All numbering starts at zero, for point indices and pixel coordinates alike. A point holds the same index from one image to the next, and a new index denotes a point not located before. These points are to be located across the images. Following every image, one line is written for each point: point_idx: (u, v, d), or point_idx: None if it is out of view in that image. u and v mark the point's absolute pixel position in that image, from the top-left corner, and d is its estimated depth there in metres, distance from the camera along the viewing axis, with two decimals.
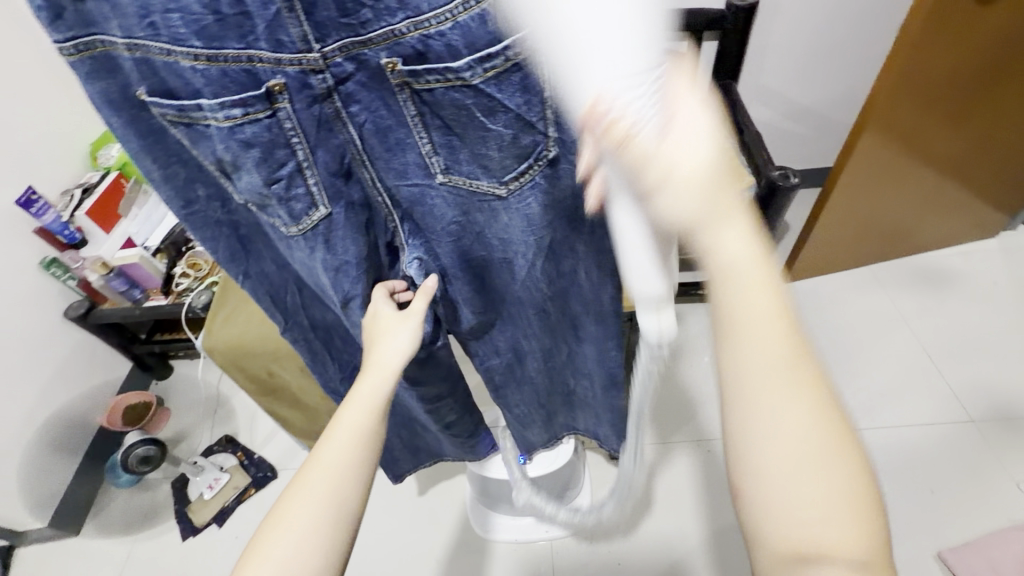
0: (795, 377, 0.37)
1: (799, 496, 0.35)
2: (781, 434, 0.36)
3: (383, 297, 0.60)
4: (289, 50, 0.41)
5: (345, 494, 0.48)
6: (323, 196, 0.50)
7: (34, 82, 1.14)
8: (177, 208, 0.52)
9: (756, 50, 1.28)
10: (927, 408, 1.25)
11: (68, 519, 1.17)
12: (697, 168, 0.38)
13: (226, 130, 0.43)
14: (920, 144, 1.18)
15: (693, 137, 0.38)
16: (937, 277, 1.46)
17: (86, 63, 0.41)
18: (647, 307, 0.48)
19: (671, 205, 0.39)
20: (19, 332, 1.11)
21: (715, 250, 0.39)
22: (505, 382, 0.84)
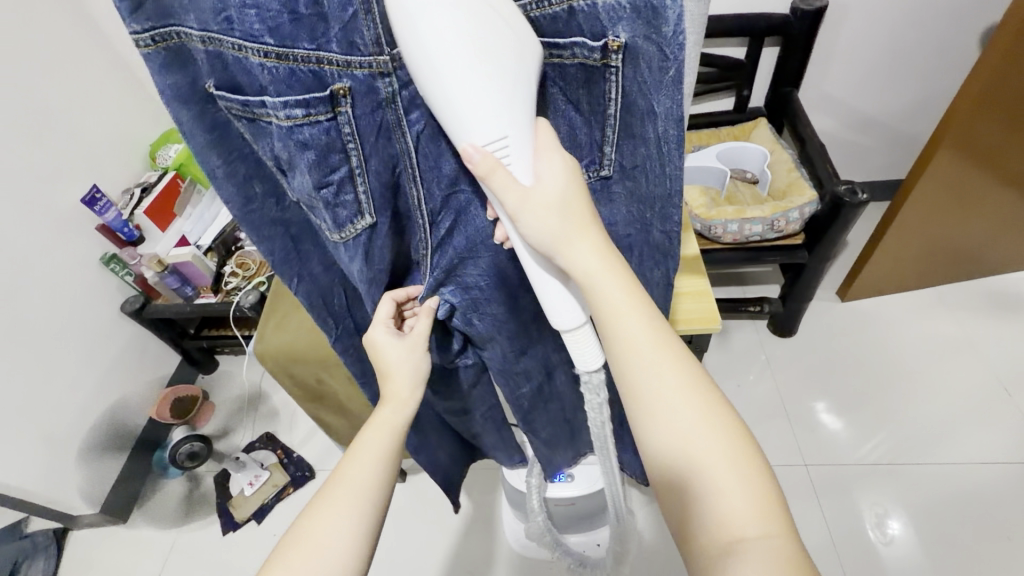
0: (675, 359, 0.44)
1: (698, 460, 0.41)
2: (681, 419, 0.42)
3: (386, 317, 0.57)
4: (360, 54, 0.39)
5: (362, 509, 0.48)
6: (369, 205, 0.47)
7: (101, 84, 1.19)
8: (236, 206, 0.49)
9: (819, 57, 1.21)
10: (996, 442, 1.16)
11: (117, 506, 1.20)
12: (552, 195, 0.42)
13: (285, 129, 0.40)
14: (1005, 163, 1.09)
15: (553, 166, 0.42)
16: (1013, 302, 1.35)
17: (160, 55, 0.39)
18: (566, 331, 0.49)
19: (531, 230, 0.43)
20: (79, 325, 1.16)
21: (580, 269, 0.43)
22: (532, 407, 0.78)
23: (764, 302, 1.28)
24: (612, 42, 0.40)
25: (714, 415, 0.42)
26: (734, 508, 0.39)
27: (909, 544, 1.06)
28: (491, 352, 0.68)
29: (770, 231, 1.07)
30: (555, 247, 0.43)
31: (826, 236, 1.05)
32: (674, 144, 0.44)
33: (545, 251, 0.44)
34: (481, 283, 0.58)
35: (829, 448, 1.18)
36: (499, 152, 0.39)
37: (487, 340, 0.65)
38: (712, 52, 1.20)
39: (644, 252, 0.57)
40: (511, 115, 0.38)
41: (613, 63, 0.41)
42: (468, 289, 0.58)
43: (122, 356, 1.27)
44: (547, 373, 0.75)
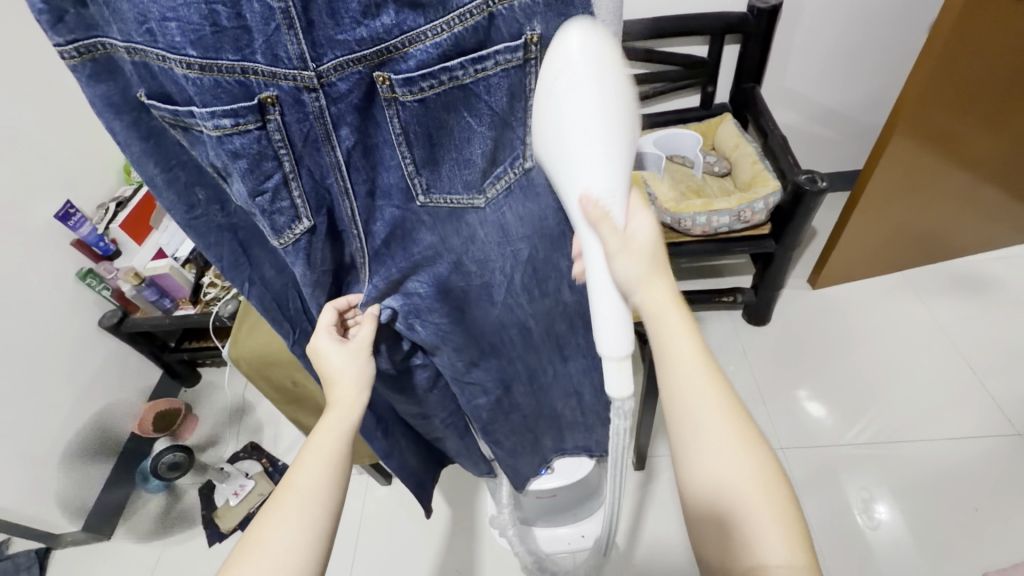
0: (712, 385, 0.44)
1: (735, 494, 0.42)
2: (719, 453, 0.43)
3: (328, 325, 0.57)
4: (285, 66, 0.40)
5: (310, 512, 0.48)
6: (307, 209, 0.47)
7: (73, 101, 1.19)
8: (180, 214, 0.49)
9: (778, 53, 1.26)
10: (964, 418, 1.20)
11: (100, 522, 1.20)
12: (641, 245, 0.45)
13: (216, 139, 0.41)
14: (950, 149, 1.14)
15: (646, 220, 0.46)
16: (976, 282, 1.40)
17: (87, 66, 0.40)
18: (611, 360, 0.47)
19: (621, 270, 0.44)
20: (57, 342, 1.16)
21: (654, 309, 0.45)
22: (492, 418, 0.79)
23: (737, 292, 1.32)
24: (530, 36, 0.43)
25: (753, 454, 0.43)
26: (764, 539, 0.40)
27: (893, 526, 1.08)
28: (441, 358, 0.68)
29: (736, 222, 1.10)
30: (638, 284, 0.45)
31: (790, 224, 1.09)
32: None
33: (626, 289, 0.45)
34: (422, 290, 0.59)
35: (809, 435, 1.21)
36: (609, 201, 0.43)
37: (434, 346, 0.66)
38: (675, 50, 1.24)
39: None
40: (621, 173, 0.42)
41: (532, 56, 0.44)
42: (410, 295, 0.60)
43: (102, 371, 1.26)
44: (505, 387, 0.76)
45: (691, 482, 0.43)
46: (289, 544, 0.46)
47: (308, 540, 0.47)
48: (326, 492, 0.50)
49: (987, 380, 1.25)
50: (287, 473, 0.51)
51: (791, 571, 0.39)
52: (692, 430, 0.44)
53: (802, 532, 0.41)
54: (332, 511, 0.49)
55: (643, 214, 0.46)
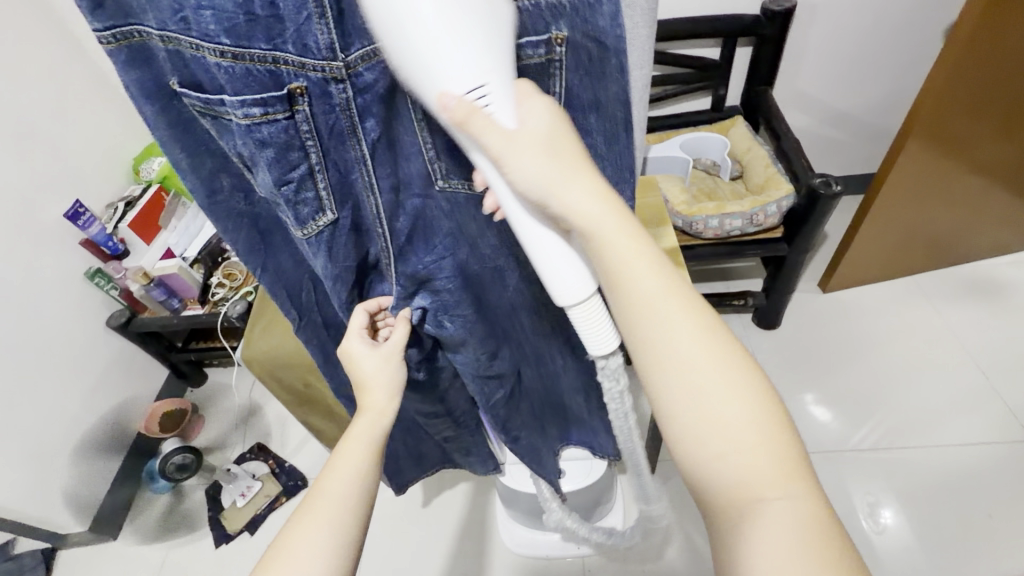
0: (674, 290, 0.41)
1: (717, 405, 0.40)
2: (697, 363, 0.40)
3: (359, 328, 0.58)
4: (314, 57, 0.39)
5: (344, 522, 0.47)
6: (331, 201, 0.47)
7: (83, 100, 1.19)
8: (201, 198, 0.49)
9: (792, 55, 1.25)
10: (975, 424, 1.19)
11: (106, 523, 1.19)
12: (537, 136, 0.39)
13: (244, 128, 0.40)
14: (964, 154, 1.14)
15: (535, 105, 0.39)
16: (987, 288, 1.39)
17: (123, 52, 0.39)
18: (573, 306, 0.47)
19: (521, 176, 0.40)
20: (64, 341, 1.15)
21: (577, 214, 0.40)
22: (508, 414, 0.78)
23: (748, 296, 1.31)
24: (555, 37, 0.41)
25: (743, 381, 0.40)
26: (750, 444, 0.39)
27: (901, 531, 1.07)
28: (464, 356, 0.66)
29: (749, 225, 1.10)
30: (548, 190, 0.40)
31: (803, 228, 1.08)
32: (621, 125, 0.48)
33: (537, 197, 0.41)
34: (449, 286, 0.58)
35: (818, 439, 1.20)
36: (476, 95, 0.36)
37: (457, 346, 0.64)
38: (687, 52, 1.23)
39: None
40: (486, 51, 0.35)
41: (555, 58, 0.42)
42: (436, 292, 0.58)
43: (109, 371, 1.26)
44: (517, 374, 0.75)
45: (671, 406, 0.41)
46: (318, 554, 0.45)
47: (337, 547, 0.46)
48: (355, 501, 0.49)
49: (998, 385, 1.24)
50: (317, 481, 0.50)
51: (774, 473, 0.38)
52: (667, 360, 0.41)
53: (801, 458, 0.40)
54: (361, 520, 0.49)
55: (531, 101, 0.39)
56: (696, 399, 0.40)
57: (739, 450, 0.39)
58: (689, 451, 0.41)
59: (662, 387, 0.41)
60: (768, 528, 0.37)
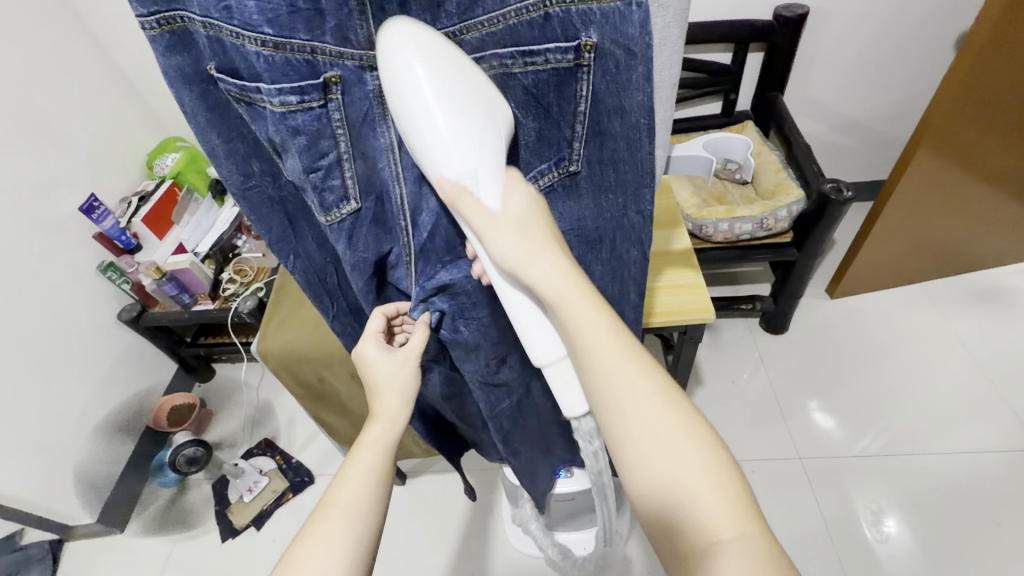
0: (627, 354, 0.43)
1: (668, 467, 0.40)
2: (649, 424, 0.41)
3: (376, 331, 0.60)
4: (353, 48, 0.42)
5: (354, 532, 0.48)
6: (357, 190, 0.48)
7: (99, 96, 1.20)
8: (235, 183, 0.50)
9: (802, 62, 1.25)
10: (982, 432, 1.18)
11: (114, 515, 1.20)
12: (513, 214, 0.44)
13: (278, 116, 0.42)
14: (977, 163, 1.14)
15: (516, 190, 0.45)
16: (996, 296, 1.39)
17: (165, 38, 0.41)
18: (545, 366, 0.49)
19: (499, 245, 0.44)
20: (76, 333, 1.16)
21: (547, 283, 0.43)
22: (512, 425, 0.78)
23: (756, 300, 1.30)
24: (585, 42, 0.42)
25: (693, 436, 0.41)
26: (708, 507, 0.39)
27: (905, 540, 1.07)
28: (472, 361, 0.66)
29: (759, 230, 1.10)
30: (518, 261, 0.43)
31: (812, 233, 1.09)
32: (645, 133, 0.46)
33: (511, 268, 0.44)
34: (468, 288, 0.58)
35: (823, 444, 1.20)
36: (467, 178, 0.43)
37: (471, 349, 0.64)
38: (699, 57, 1.23)
39: (618, 237, 0.55)
40: (479, 151, 0.42)
41: (583, 62, 0.43)
42: (455, 295, 0.58)
43: (119, 364, 1.27)
44: (526, 386, 0.75)
45: (631, 470, 0.41)
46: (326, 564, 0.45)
47: (350, 556, 0.47)
48: (367, 506, 0.50)
49: (1005, 393, 1.24)
50: (328, 488, 0.51)
51: (736, 532, 0.38)
52: (622, 417, 0.42)
53: (750, 501, 0.40)
54: (372, 529, 0.49)
55: (514, 187, 0.45)
56: (653, 463, 0.40)
57: (694, 497, 0.39)
58: (653, 510, 0.41)
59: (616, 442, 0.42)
60: (727, 572, 0.37)
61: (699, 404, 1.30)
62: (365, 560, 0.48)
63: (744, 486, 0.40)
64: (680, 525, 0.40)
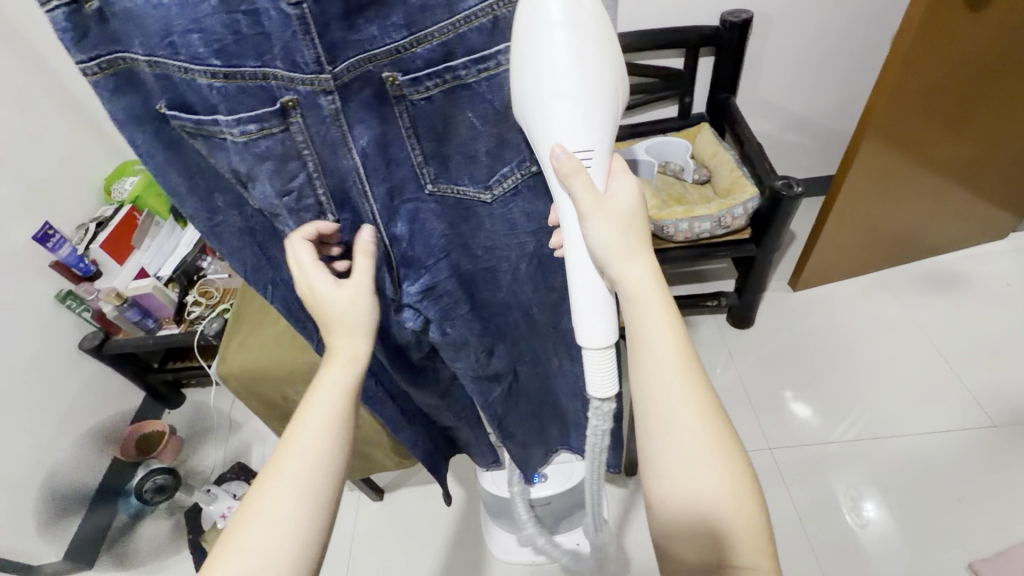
0: (670, 347, 0.45)
1: (692, 465, 0.43)
2: (677, 416, 0.43)
3: (311, 262, 0.49)
4: (303, 72, 0.41)
5: (319, 483, 0.47)
6: (331, 205, 0.48)
7: (54, 123, 1.19)
8: (202, 222, 0.50)
9: (751, 63, 1.30)
10: (943, 413, 1.23)
11: (81, 551, 1.16)
12: (621, 208, 0.46)
13: (241, 145, 0.43)
14: (924, 151, 1.19)
15: (625, 185, 0.47)
16: (949, 281, 1.45)
17: (110, 80, 0.41)
18: (591, 348, 0.50)
19: (595, 230, 0.45)
20: (36, 366, 1.13)
21: (631, 279, 0.45)
22: (506, 411, 0.79)
23: (721, 296, 1.34)
24: None
25: (725, 455, 0.43)
26: (718, 503, 0.42)
27: (883, 524, 1.10)
28: (462, 360, 0.68)
29: (717, 228, 1.14)
30: (614, 257, 0.45)
31: (769, 228, 1.12)
32: None
33: (603, 257, 0.46)
34: (448, 289, 0.59)
35: (798, 434, 1.23)
36: (584, 156, 0.44)
37: (459, 348, 0.65)
38: (651, 63, 1.27)
39: None
40: (601, 132, 0.43)
41: None
42: (438, 299, 0.59)
43: (83, 396, 1.23)
44: (514, 372, 0.75)
45: (656, 454, 0.44)
46: (274, 564, 0.43)
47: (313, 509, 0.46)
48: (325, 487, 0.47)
49: (963, 374, 1.28)
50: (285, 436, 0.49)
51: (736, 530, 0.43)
52: (658, 404, 0.44)
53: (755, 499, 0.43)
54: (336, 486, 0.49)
55: (622, 181, 0.47)
56: (677, 450, 0.43)
57: (710, 494, 0.43)
58: (673, 498, 0.43)
59: (649, 434, 0.44)
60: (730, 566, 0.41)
61: None
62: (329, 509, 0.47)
63: (760, 509, 0.44)
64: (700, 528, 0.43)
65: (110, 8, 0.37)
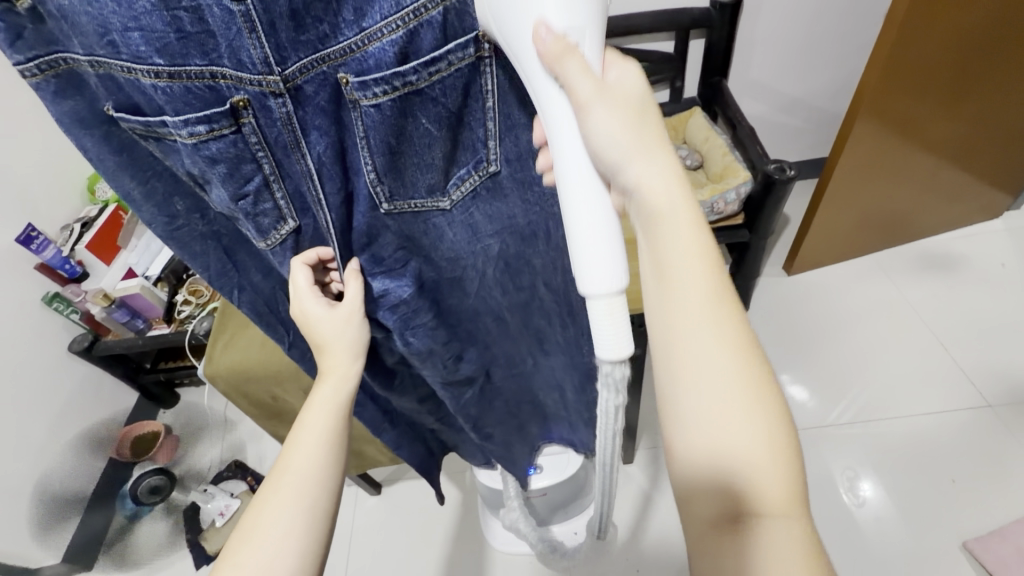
0: (712, 285, 0.42)
1: (726, 423, 0.39)
2: (714, 366, 0.40)
3: (307, 286, 0.53)
4: (250, 72, 0.39)
5: (310, 493, 0.49)
6: (291, 209, 0.47)
7: (35, 120, 1.15)
8: (160, 227, 0.49)
9: (743, 44, 1.28)
10: (937, 393, 1.23)
11: (80, 553, 1.16)
12: (624, 104, 0.41)
13: (191, 146, 0.41)
14: (916, 132, 1.18)
15: (624, 71, 0.42)
16: (943, 262, 1.45)
17: (51, 83, 0.39)
18: (601, 297, 0.39)
19: (600, 122, 0.39)
20: (26, 369, 1.12)
21: (650, 182, 0.41)
22: (480, 412, 0.79)
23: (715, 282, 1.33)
24: (483, 35, 0.43)
25: (763, 406, 0.40)
26: (756, 463, 0.39)
27: (878, 502, 1.11)
28: (432, 367, 0.67)
29: (710, 214, 1.12)
30: (627, 157, 0.40)
31: (763, 213, 1.11)
32: None
33: (612, 164, 0.41)
34: (406, 297, 0.58)
35: (793, 416, 1.23)
36: (577, 37, 0.36)
37: (425, 356, 0.65)
38: (642, 46, 1.25)
39: (552, 228, 0.58)
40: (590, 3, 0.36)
41: (484, 53, 0.44)
42: (397, 307, 0.58)
43: (75, 398, 1.23)
44: (488, 375, 0.75)
45: (686, 408, 0.40)
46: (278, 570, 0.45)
47: (310, 518, 0.48)
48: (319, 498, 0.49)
49: (956, 354, 1.29)
50: (281, 456, 0.51)
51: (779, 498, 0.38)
52: (690, 352, 0.41)
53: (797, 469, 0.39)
54: (332, 494, 0.50)
55: (619, 67, 0.42)
56: (710, 402, 0.40)
57: (746, 455, 0.39)
58: (700, 457, 0.40)
59: (681, 384, 0.41)
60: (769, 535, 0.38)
61: None
62: (326, 521, 0.49)
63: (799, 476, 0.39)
64: (719, 476, 0.39)
65: (43, 7, 0.36)
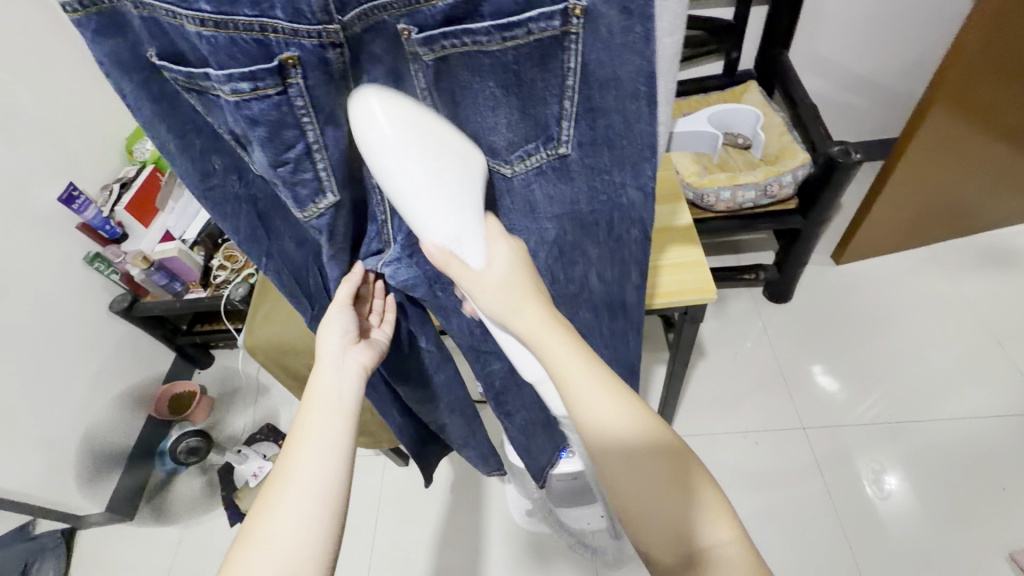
0: (585, 362, 0.45)
1: (638, 489, 0.43)
2: (613, 434, 0.44)
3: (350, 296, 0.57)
4: (308, 22, 0.37)
5: (312, 514, 0.44)
6: (333, 183, 0.45)
7: (76, 77, 1.14)
8: (195, 182, 0.46)
9: (812, 13, 1.17)
10: (988, 395, 1.17)
11: (123, 503, 1.21)
12: (497, 278, 0.47)
13: (233, 104, 0.39)
14: (998, 119, 1.08)
15: (499, 247, 0.48)
16: (1007, 256, 1.36)
17: (93, 21, 0.38)
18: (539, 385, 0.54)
19: (485, 304, 0.48)
20: (70, 327, 1.15)
21: (526, 332, 0.46)
22: (505, 387, 0.76)
23: (759, 270, 1.28)
24: (574, 7, 0.40)
25: (668, 458, 0.43)
26: (674, 514, 0.41)
27: (905, 498, 1.07)
28: (457, 326, 0.65)
29: (762, 197, 1.06)
30: (505, 316, 0.47)
31: (820, 198, 1.04)
32: (644, 101, 0.46)
33: (500, 319, 0.48)
34: None
35: (827, 409, 1.19)
36: (454, 244, 0.46)
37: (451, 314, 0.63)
38: (697, 13, 1.17)
39: (615, 218, 0.55)
40: (463, 217, 0.46)
41: (572, 29, 0.42)
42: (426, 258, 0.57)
43: (116, 356, 1.26)
44: None
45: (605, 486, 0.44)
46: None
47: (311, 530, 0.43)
48: (328, 481, 0.46)
49: (1012, 354, 1.22)
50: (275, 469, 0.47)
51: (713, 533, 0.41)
52: (591, 429, 0.44)
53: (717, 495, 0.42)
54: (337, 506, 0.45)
55: (496, 247, 0.48)
56: (616, 475, 0.44)
57: (671, 512, 0.41)
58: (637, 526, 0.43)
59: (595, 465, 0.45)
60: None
61: (701, 374, 1.28)
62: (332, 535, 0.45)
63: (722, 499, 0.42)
64: (678, 545, 0.41)
65: None
